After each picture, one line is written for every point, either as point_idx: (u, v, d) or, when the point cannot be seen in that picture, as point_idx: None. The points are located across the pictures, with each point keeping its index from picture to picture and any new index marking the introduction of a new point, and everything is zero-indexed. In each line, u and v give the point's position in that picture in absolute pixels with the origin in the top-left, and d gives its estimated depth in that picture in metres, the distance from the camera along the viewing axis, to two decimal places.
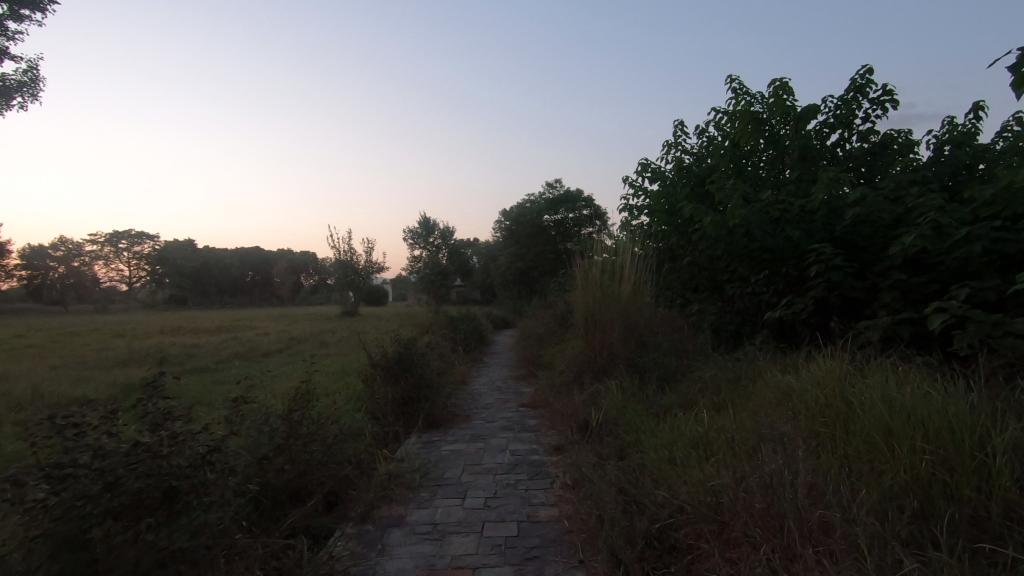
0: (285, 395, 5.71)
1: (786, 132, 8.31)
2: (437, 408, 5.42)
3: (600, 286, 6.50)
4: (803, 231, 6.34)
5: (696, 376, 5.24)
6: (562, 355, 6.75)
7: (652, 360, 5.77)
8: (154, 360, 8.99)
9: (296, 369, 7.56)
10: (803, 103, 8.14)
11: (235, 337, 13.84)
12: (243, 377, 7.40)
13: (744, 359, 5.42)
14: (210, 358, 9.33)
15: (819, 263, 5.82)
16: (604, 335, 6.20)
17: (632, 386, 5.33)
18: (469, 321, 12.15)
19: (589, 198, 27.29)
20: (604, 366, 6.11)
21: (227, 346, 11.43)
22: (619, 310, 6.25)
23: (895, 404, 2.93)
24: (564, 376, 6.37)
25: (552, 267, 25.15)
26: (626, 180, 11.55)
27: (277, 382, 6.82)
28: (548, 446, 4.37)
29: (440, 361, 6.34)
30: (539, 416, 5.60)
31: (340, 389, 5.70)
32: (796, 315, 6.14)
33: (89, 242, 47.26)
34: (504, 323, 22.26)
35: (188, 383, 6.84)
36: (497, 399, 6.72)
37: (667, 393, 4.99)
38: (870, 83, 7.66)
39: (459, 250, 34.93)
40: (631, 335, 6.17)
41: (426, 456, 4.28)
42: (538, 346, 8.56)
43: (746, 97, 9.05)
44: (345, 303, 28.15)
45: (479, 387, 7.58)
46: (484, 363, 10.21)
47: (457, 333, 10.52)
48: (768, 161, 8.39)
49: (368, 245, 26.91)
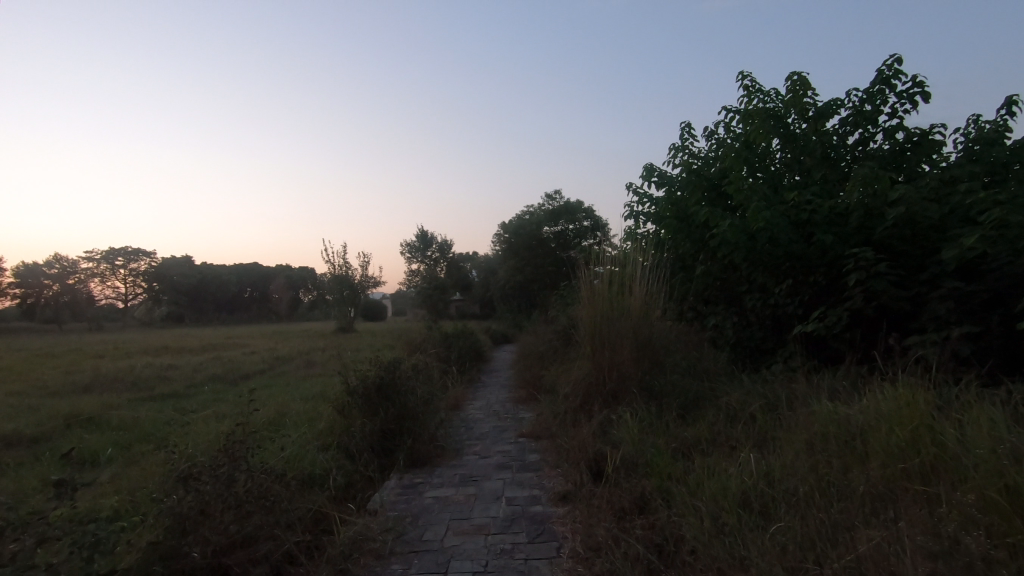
0: (249, 428, 4.97)
1: (805, 131, 7.67)
2: (422, 443, 4.68)
3: (608, 299, 5.79)
4: (835, 235, 5.66)
5: (723, 405, 4.51)
6: (566, 378, 6.01)
7: (670, 382, 5.04)
8: (122, 384, 8.25)
9: (270, 395, 6.83)
10: (823, 99, 7.53)
11: (219, 356, 13.10)
12: (210, 404, 6.66)
13: (777, 383, 4.70)
14: (183, 381, 8.57)
15: (857, 270, 5.12)
16: (613, 355, 5.48)
17: (648, 415, 4.59)
18: (465, 337, 11.40)
19: (590, 210, 26.57)
20: (614, 390, 5.37)
21: (207, 367, 10.67)
22: (630, 325, 5.53)
23: (1017, 452, 2.21)
24: (569, 402, 5.63)
25: (552, 281, 24.54)
26: (629, 186, 10.89)
27: (247, 409, 6.09)
28: (552, 493, 3.63)
29: (428, 386, 5.60)
30: (540, 451, 4.85)
31: (312, 420, 4.96)
32: (831, 330, 5.42)
33: (84, 260, 46.67)
34: (503, 339, 21.56)
35: (148, 411, 6.11)
36: (493, 427, 5.97)
37: (691, 425, 4.25)
38: (899, 74, 7.04)
39: (458, 264, 34.23)
40: (643, 356, 5.45)
41: (405, 507, 3.53)
42: (539, 365, 7.81)
43: (759, 94, 8.44)
44: (341, 318, 27.42)
45: (474, 412, 6.83)
46: (480, 384, 9.46)
47: (451, 352, 9.78)
48: (787, 161, 7.74)
49: (364, 260, 26.24)
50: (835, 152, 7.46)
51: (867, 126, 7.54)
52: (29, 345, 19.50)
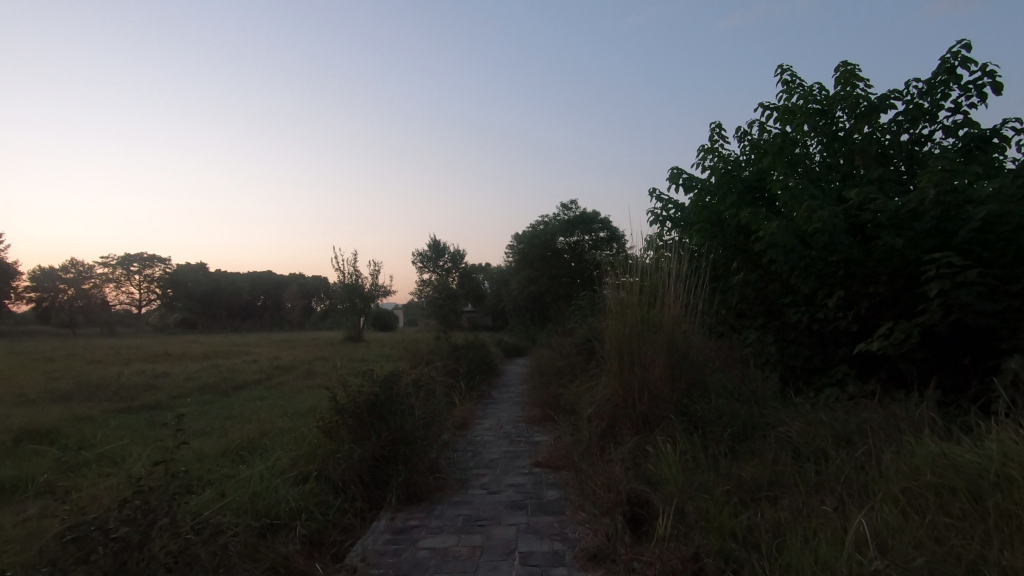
0: (220, 451, 4.28)
1: (853, 127, 6.91)
2: (421, 475, 3.95)
3: (638, 309, 5.05)
4: (904, 240, 4.89)
5: (783, 437, 3.74)
6: (587, 398, 5.26)
7: (714, 405, 4.28)
8: (104, 393, 7.65)
9: (258, 409, 6.15)
10: (876, 92, 6.77)
11: (218, 364, 12.50)
12: (190, 419, 5.99)
13: (845, 414, 3.92)
14: (170, 391, 7.92)
15: (937, 280, 4.34)
16: (645, 374, 4.72)
17: (691, 448, 3.83)
18: (476, 349, 10.67)
19: (605, 220, 25.62)
20: (645, 413, 4.62)
21: (201, 376, 10.03)
22: (664, 339, 4.80)
23: None
24: (592, 426, 4.87)
25: (565, 293, 23.79)
26: (652, 192, 10.15)
27: (228, 426, 5.42)
28: (579, 550, 2.89)
29: (431, 405, 4.89)
30: (560, 487, 4.11)
31: (293, 442, 4.27)
32: (900, 349, 4.64)
33: (100, 265, 46.88)
34: (514, 351, 20.80)
35: (120, 426, 5.48)
36: (504, 453, 5.22)
37: (746, 463, 3.49)
38: (966, 63, 6.25)
39: (471, 274, 33.54)
40: (679, 376, 4.69)
41: (392, 563, 2.81)
42: (556, 382, 7.06)
43: (801, 90, 7.71)
44: (349, 328, 26.84)
45: (482, 434, 6.08)
46: (491, 401, 8.71)
47: (460, 365, 9.05)
48: (831, 160, 6.99)
49: (374, 268, 25.65)
50: (888, 150, 6.69)
51: (924, 123, 6.76)
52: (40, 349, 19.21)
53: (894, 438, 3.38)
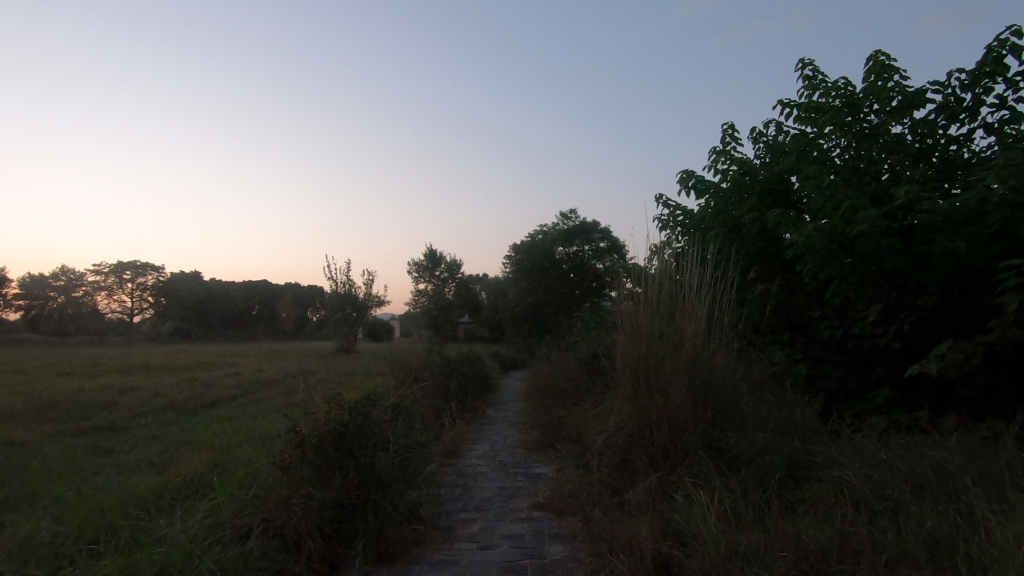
0: (158, 491, 3.58)
1: (886, 124, 6.28)
2: (396, 526, 3.24)
3: (655, 323, 4.37)
4: (964, 244, 4.25)
5: (842, 482, 3.04)
6: (596, 426, 4.56)
7: (750, 437, 3.59)
8: (56, 412, 6.87)
9: (220, 434, 5.41)
10: (912, 86, 6.15)
11: (196, 377, 11.68)
12: (140, 446, 5.24)
13: (914, 453, 3.22)
14: (130, 410, 7.15)
15: (1013, 292, 3.68)
16: (665, 400, 4.02)
17: (728, 495, 3.13)
18: (471, 364, 9.92)
19: (606, 230, 24.93)
20: (665, 447, 3.92)
21: (172, 392, 9.25)
22: (686, 357, 4.11)
23: None
24: (602, 460, 4.17)
25: (565, 304, 23.10)
26: (659, 197, 9.51)
27: (179, 456, 4.67)
28: None
29: (413, 434, 4.17)
30: (566, 539, 3.40)
31: (244, 480, 3.55)
32: (964, 374, 3.96)
33: (91, 273, 46.05)
34: (512, 364, 20.04)
35: (56, 454, 4.74)
36: (498, 489, 4.50)
37: (799, 519, 2.81)
38: (1016, 52, 5.62)
39: (468, 284, 32.81)
40: (704, 403, 4.01)
41: None
42: (558, 403, 6.34)
43: (824, 86, 7.10)
44: (342, 339, 26.07)
45: (474, 463, 5.35)
46: (485, 421, 7.97)
47: (452, 381, 8.32)
48: (861, 161, 6.36)
49: (368, 277, 24.93)
50: (925, 149, 6.05)
51: (964, 119, 6.13)
52: (23, 358, 18.47)
53: (987, 490, 2.70)
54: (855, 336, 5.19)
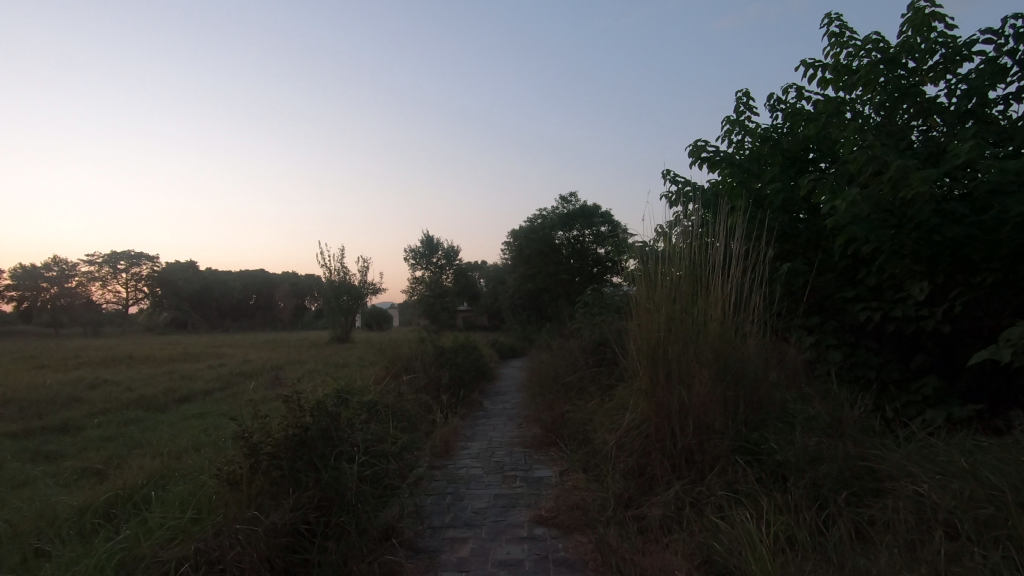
0: (81, 511, 2.96)
1: (926, 81, 5.59)
2: (363, 555, 2.63)
3: (675, 304, 3.75)
4: None
5: (922, 500, 2.42)
6: (605, 424, 3.94)
7: (795, 440, 2.97)
8: (8, 410, 6.23)
9: (179, 435, 4.80)
10: (957, 37, 5.45)
11: (177, 369, 11.03)
12: (87, 449, 4.62)
13: (1002, 458, 2.61)
14: (91, 407, 6.50)
15: None
16: (688, 395, 3.40)
17: (775, 514, 2.52)
18: (466, 353, 9.29)
19: (607, 214, 24.22)
20: (689, 450, 3.31)
21: (145, 385, 8.61)
22: (713, 344, 3.48)
23: None
24: (614, 465, 3.56)
25: (564, 291, 22.50)
26: (666, 174, 8.83)
27: (125, 463, 4.03)
28: None
29: (391, 438, 3.54)
30: (574, 567, 2.80)
31: (185, 497, 2.94)
32: None
33: (84, 263, 45.32)
34: (510, 353, 19.45)
35: None
36: (492, 497, 3.89)
37: (873, 549, 2.20)
38: None
39: (466, 272, 32.13)
40: (735, 398, 3.39)
41: None
42: (560, 396, 5.73)
43: (853, 44, 6.41)
44: (337, 327, 25.45)
45: (467, 465, 4.73)
46: (481, 415, 7.36)
47: (445, 372, 7.69)
48: (897, 123, 5.68)
49: (363, 264, 24.23)
50: (971, 109, 5.37)
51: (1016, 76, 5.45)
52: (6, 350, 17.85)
53: None
54: (897, 318, 4.56)
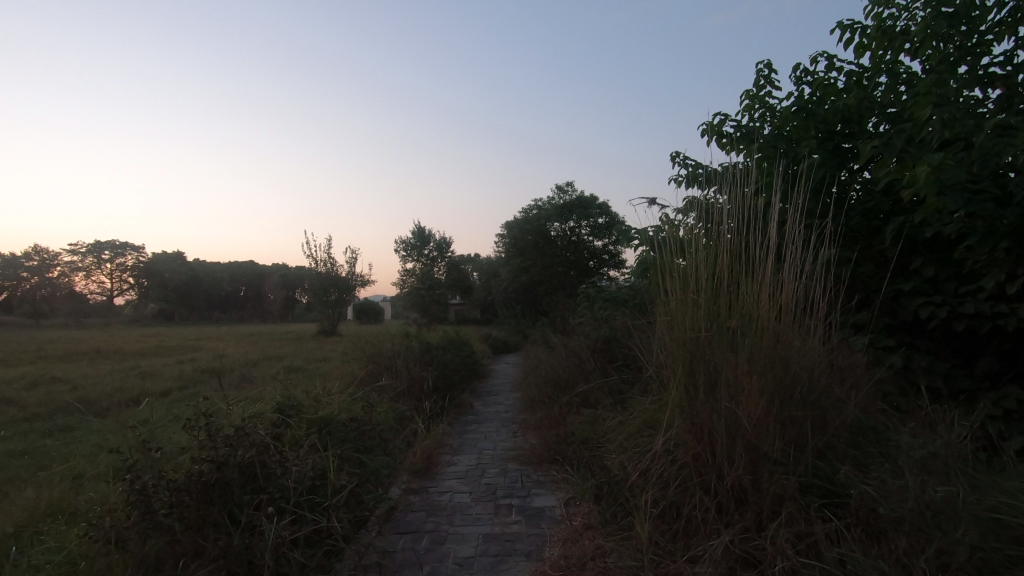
0: None
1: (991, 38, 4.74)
2: None
3: (716, 295, 2.91)
4: None
5: None
6: (623, 447, 3.11)
7: (891, 485, 2.16)
8: None
9: (104, 452, 3.96)
10: None
11: (145, 365, 10.17)
12: None
13: None
14: (22, 413, 5.64)
15: None
16: (737, 416, 2.57)
17: None
18: (456, 351, 8.48)
19: (604, 205, 23.36)
20: (739, 490, 2.50)
21: (100, 384, 7.73)
22: (769, 351, 2.64)
23: None
24: (637, 504, 2.75)
25: (560, 284, 21.72)
26: (676, 155, 8.01)
27: (17, 493, 3.18)
28: None
29: (343, 469, 2.69)
30: None
31: (48, 560, 2.11)
32: None
33: (67, 253, 44.13)
34: (504, 348, 18.70)
35: None
36: (476, 538, 3.07)
37: None
38: None
39: (459, 264, 31.26)
40: (799, 420, 2.55)
41: None
42: (561, 403, 4.93)
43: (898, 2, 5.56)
44: (325, 321, 24.61)
45: (450, 489, 3.91)
46: (471, 421, 6.55)
47: (432, 372, 6.86)
48: None
49: (352, 255, 23.35)
50: None
51: None
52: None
53: None
54: (969, 315, 3.76)
